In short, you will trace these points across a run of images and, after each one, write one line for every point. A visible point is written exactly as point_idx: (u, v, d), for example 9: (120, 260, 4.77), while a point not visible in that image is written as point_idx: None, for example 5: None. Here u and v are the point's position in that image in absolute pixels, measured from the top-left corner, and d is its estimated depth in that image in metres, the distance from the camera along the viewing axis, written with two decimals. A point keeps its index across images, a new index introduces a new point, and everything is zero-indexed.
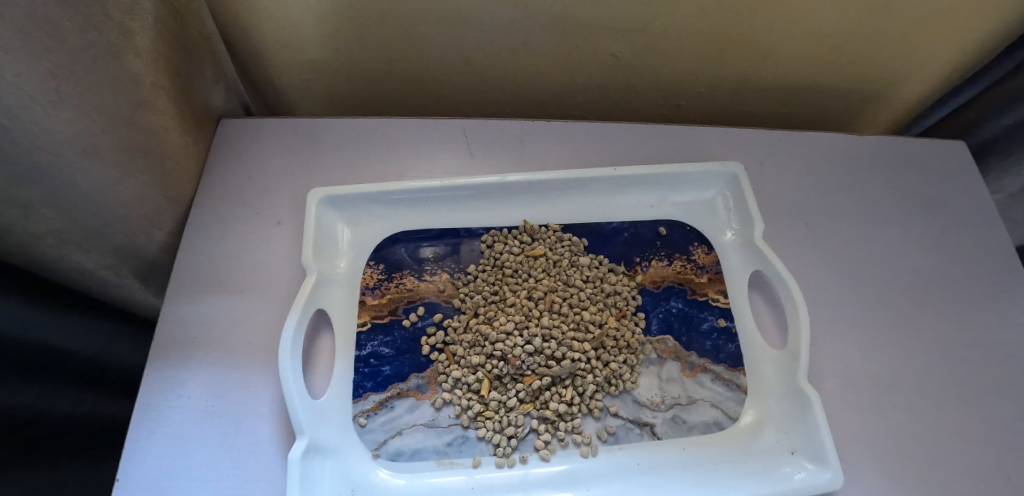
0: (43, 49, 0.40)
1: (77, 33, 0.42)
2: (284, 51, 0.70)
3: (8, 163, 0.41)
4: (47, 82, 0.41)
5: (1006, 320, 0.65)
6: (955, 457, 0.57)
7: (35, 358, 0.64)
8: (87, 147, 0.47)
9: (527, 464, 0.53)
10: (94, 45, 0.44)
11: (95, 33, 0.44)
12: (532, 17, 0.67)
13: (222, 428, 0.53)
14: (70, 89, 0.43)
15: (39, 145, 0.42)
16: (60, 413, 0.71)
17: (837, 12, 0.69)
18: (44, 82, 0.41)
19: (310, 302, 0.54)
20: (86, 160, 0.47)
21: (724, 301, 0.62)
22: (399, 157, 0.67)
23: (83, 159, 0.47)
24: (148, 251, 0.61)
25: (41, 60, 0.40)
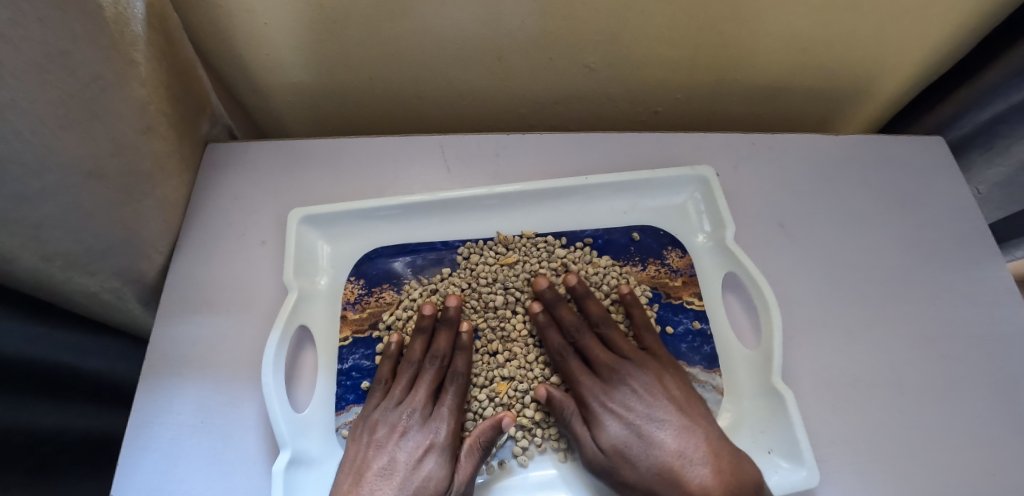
0: (55, 80, 0.42)
1: (87, 66, 0.45)
2: (268, 74, 0.72)
3: (22, 184, 0.43)
4: (57, 111, 0.43)
5: (985, 313, 0.66)
6: (934, 453, 0.57)
7: (37, 382, 0.66)
8: (91, 171, 0.49)
9: (505, 471, 0.55)
10: (101, 76, 0.46)
11: (103, 66, 0.46)
12: (506, 32, 0.69)
13: (210, 442, 0.55)
14: (78, 119, 0.45)
15: (51, 169, 0.45)
16: (66, 436, 0.73)
17: (808, 16, 0.70)
18: (55, 111, 0.43)
19: (292, 318, 0.56)
20: (91, 183, 0.49)
21: (699, 304, 0.63)
22: (379, 174, 0.69)
23: (87, 182, 0.49)
24: (149, 276, 0.63)
25: (53, 90, 0.42)
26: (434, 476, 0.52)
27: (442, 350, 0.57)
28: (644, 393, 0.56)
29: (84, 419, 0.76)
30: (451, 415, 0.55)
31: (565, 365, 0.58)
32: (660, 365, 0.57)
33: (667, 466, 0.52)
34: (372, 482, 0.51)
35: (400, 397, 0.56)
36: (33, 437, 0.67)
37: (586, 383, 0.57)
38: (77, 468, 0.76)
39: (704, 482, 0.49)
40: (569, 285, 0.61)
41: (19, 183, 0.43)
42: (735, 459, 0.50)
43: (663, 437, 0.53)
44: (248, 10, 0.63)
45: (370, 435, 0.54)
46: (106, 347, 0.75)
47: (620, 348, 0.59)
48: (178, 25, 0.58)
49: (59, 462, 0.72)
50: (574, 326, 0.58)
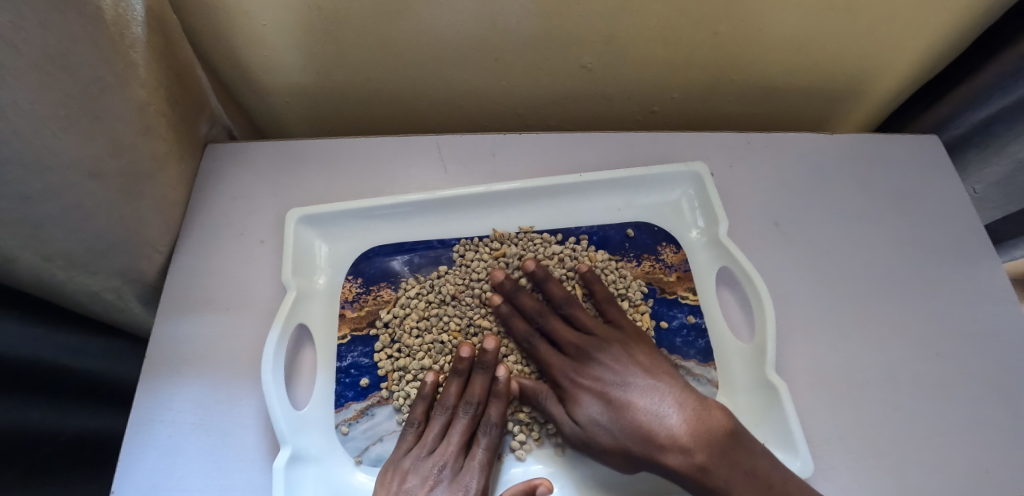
0: (56, 83, 0.43)
1: (86, 68, 0.45)
2: (266, 75, 0.73)
3: (23, 185, 0.44)
4: (58, 113, 0.44)
5: (979, 311, 0.67)
6: (928, 450, 0.58)
7: (39, 380, 0.67)
8: (91, 172, 0.49)
9: (505, 464, 0.57)
10: (101, 78, 0.47)
11: (103, 68, 0.47)
12: (502, 33, 0.69)
13: (211, 440, 0.55)
14: (78, 121, 0.46)
15: (52, 170, 0.45)
16: (66, 434, 0.74)
17: (802, 16, 0.70)
18: (55, 112, 0.43)
19: (290, 317, 0.57)
20: (91, 183, 0.50)
21: (693, 299, 0.63)
22: (376, 173, 0.70)
23: (88, 183, 0.49)
24: (149, 275, 0.64)
25: (54, 93, 0.43)
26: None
27: (476, 397, 0.56)
28: (616, 366, 0.57)
29: (84, 418, 0.77)
30: (480, 470, 0.53)
31: (533, 349, 0.59)
32: (625, 337, 0.59)
33: (640, 430, 0.52)
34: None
35: (431, 446, 0.55)
36: (34, 436, 0.68)
37: (557, 363, 0.58)
38: (78, 466, 0.76)
39: (676, 433, 0.51)
40: (528, 271, 0.60)
41: (21, 184, 0.43)
42: (702, 400, 0.53)
43: (639, 402, 0.54)
44: (246, 11, 0.64)
45: (399, 487, 0.52)
46: (107, 347, 0.75)
47: (583, 326, 0.60)
48: (177, 27, 0.59)
49: (60, 462, 0.73)
50: (536, 311, 0.59)
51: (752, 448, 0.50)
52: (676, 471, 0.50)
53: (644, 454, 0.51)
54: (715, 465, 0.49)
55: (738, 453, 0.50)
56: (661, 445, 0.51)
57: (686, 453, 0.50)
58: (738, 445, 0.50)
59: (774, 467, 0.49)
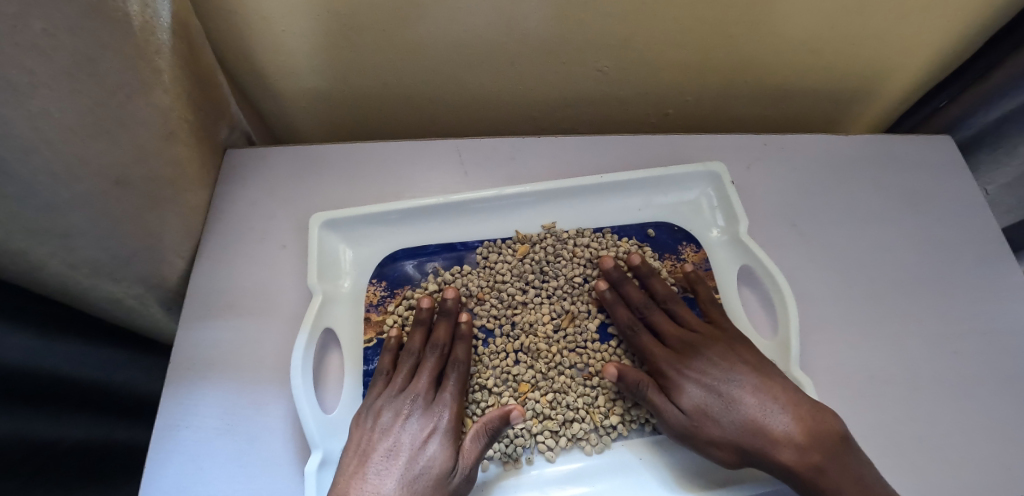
0: (87, 89, 0.43)
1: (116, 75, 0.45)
2: (285, 81, 0.73)
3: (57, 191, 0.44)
4: (89, 120, 0.44)
5: (998, 311, 0.67)
6: (953, 449, 0.58)
7: (50, 386, 0.67)
8: (119, 179, 0.49)
9: (533, 465, 0.55)
10: (129, 84, 0.47)
11: (131, 75, 0.47)
12: (519, 38, 0.70)
13: (237, 445, 0.55)
14: (110, 127, 0.46)
15: (82, 176, 0.45)
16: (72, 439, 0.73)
17: (817, 19, 0.71)
18: (86, 119, 0.44)
19: (317, 322, 0.57)
20: (119, 190, 0.50)
21: (715, 297, 0.64)
22: (396, 178, 0.70)
23: (116, 190, 0.50)
24: (171, 280, 0.63)
25: (85, 99, 0.43)
26: (438, 457, 0.51)
27: (441, 340, 0.58)
28: (721, 362, 0.56)
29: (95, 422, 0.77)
30: (451, 403, 0.55)
31: (635, 338, 0.59)
32: (729, 335, 0.58)
33: (750, 423, 0.51)
34: (377, 465, 0.51)
35: (403, 384, 0.56)
36: (38, 444, 0.67)
37: (659, 354, 0.58)
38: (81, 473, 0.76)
39: (790, 431, 0.50)
40: (632, 264, 0.63)
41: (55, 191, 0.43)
42: (814, 409, 0.51)
43: (747, 399, 0.53)
44: (267, 17, 0.64)
45: (374, 423, 0.53)
46: (119, 353, 0.75)
47: (687, 324, 0.60)
48: (201, 34, 0.59)
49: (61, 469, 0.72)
50: (642, 303, 0.60)
51: (860, 456, 0.49)
52: (789, 468, 0.49)
53: (754, 448, 0.50)
54: (828, 465, 0.48)
55: (846, 456, 0.49)
56: (775, 440, 0.50)
57: (800, 451, 0.49)
58: (849, 451, 0.49)
59: (875, 476, 0.49)
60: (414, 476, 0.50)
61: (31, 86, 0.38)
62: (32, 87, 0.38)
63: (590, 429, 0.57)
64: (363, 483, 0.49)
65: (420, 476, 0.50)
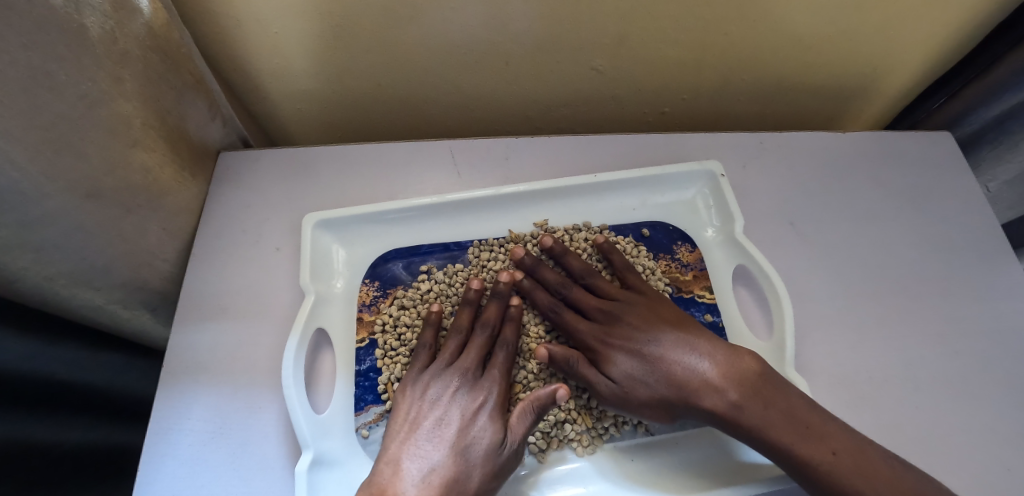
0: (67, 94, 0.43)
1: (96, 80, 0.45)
2: (278, 83, 0.73)
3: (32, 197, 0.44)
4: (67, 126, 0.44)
5: (998, 310, 0.66)
6: (950, 451, 0.57)
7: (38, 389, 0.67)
8: (103, 183, 0.49)
9: (524, 467, 0.55)
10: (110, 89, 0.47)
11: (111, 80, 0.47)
12: (510, 38, 0.70)
13: (230, 448, 0.55)
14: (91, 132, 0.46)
15: (63, 181, 0.45)
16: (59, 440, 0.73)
17: (811, 16, 0.70)
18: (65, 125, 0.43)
19: (309, 322, 0.57)
20: (103, 193, 0.50)
21: (710, 296, 0.63)
22: (389, 179, 0.70)
23: (100, 194, 0.49)
24: (157, 282, 0.63)
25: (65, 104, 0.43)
26: (488, 430, 0.52)
27: (491, 319, 0.58)
28: (642, 325, 0.57)
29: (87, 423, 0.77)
30: (499, 380, 0.55)
31: (560, 318, 0.59)
32: (645, 300, 0.59)
33: (674, 380, 0.53)
34: (426, 435, 0.52)
35: (450, 359, 0.57)
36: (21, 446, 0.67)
37: (585, 329, 0.58)
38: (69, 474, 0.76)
39: (708, 377, 0.52)
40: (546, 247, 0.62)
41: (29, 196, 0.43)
42: (731, 352, 0.53)
43: (670, 355, 0.54)
44: (257, 20, 0.64)
45: (422, 395, 0.54)
46: (112, 356, 0.75)
47: (607, 294, 0.61)
48: (186, 44, 0.57)
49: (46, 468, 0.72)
50: (558, 283, 0.61)
51: (788, 391, 0.50)
52: (713, 411, 0.51)
53: (681, 398, 0.52)
54: (748, 402, 0.50)
55: (769, 391, 0.50)
56: (697, 388, 0.52)
57: (720, 392, 0.51)
58: (768, 384, 0.51)
59: (819, 416, 0.49)
60: (463, 446, 0.51)
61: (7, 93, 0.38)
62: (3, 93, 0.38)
63: (583, 429, 0.56)
64: (415, 450, 0.50)
65: (470, 446, 0.51)
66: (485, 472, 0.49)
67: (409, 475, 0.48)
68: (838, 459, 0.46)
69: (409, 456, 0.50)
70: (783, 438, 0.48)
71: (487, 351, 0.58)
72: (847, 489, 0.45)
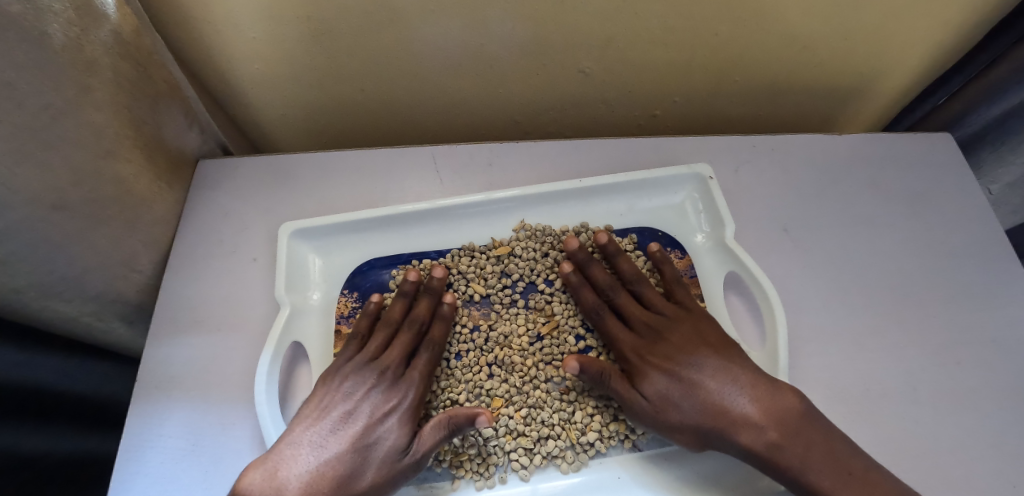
0: (20, 106, 0.41)
1: (57, 90, 0.43)
2: (259, 88, 0.72)
3: None
4: (23, 140, 0.42)
5: (1001, 318, 0.64)
6: (955, 467, 0.55)
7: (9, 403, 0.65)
8: (66, 195, 0.47)
9: (507, 485, 0.52)
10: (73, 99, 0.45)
11: (74, 89, 0.45)
12: (496, 41, 0.68)
13: (202, 466, 0.53)
14: (52, 144, 0.45)
15: (19, 197, 0.43)
16: (34, 453, 0.71)
17: (805, 15, 0.68)
18: (20, 139, 0.42)
19: (284, 336, 0.55)
20: (66, 207, 0.48)
21: (700, 305, 0.61)
22: (372, 186, 0.68)
23: (62, 207, 0.47)
24: (132, 294, 0.61)
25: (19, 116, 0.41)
26: (393, 433, 0.50)
27: (422, 316, 0.57)
28: (686, 346, 0.55)
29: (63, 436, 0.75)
30: (418, 383, 0.53)
31: (602, 322, 0.58)
32: (692, 318, 0.57)
33: (712, 410, 0.50)
34: (328, 427, 0.50)
35: (373, 355, 0.55)
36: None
37: (624, 338, 0.57)
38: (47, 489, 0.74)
39: (748, 413, 0.49)
40: (599, 244, 0.61)
41: None
42: (772, 386, 0.51)
43: (709, 383, 0.52)
44: (234, 25, 0.62)
45: (338, 387, 0.52)
46: (90, 368, 0.73)
47: (653, 306, 0.59)
48: (160, 50, 0.55)
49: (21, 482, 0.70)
50: (607, 285, 0.59)
51: (829, 431, 0.49)
52: (748, 450, 0.48)
53: (715, 430, 0.50)
54: (788, 444, 0.47)
55: (812, 434, 0.48)
56: (734, 421, 0.49)
57: (758, 430, 0.48)
58: (810, 428, 0.48)
59: (860, 462, 0.47)
60: (363, 445, 0.49)
61: None
62: None
63: (567, 446, 0.54)
64: (311, 438, 0.49)
65: (371, 446, 0.49)
66: (377, 477, 0.48)
67: (299, 463, 0.47)
68: None
69: (306, 443, 0.48)
70: (822, 484, 0.46)
71: (412, 350, 0.56)
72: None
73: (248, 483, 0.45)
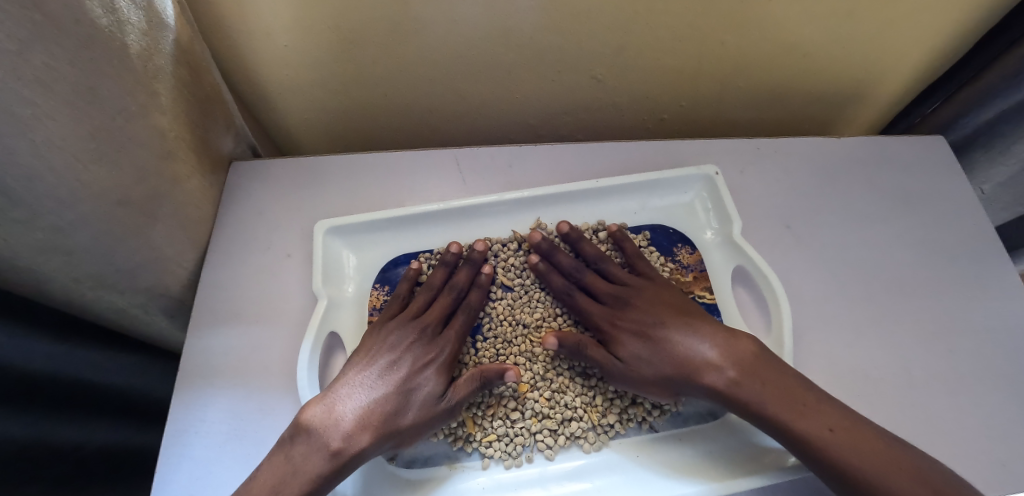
0: (94, 110, 0.44)
1: (125, 96, 0.47)
2: (288, 93, 0.75)
3: (63, 207, 0.45)
4: (93, 143, 0.45)
5: (993, 309, 0.68)
6: (949, 447, 0.59)
7: (54, 392, 0.68)
8: (125, 196, 0.51)
9: (534, 464, 0.56)
10: (137, 104, 0.49)
11: (138, 96, 0.48)
12: (515, 49, 0.72)
13: (245, 448, 0.57)
14: (116, 148, 0.48)
15: (88, 195, 0.47)
16: (71, 443, 0.74)
17: (807, 24, 0.72)
18: (91, 142, 0.45)
19: (322, 326, 0.59)
20: (124, 207, 0.51)
21: (710, 297, 0.65)
22: (398, 187, 0.72)
23: (121, 207, 0.51)
24: (175, 288, 0.65)
25: (91, 120, 0.44)
26: (431, 381, 0.55)
27: (461, 284, 0.62)
28: (648, 309, 0.60)
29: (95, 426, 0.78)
30: (453, 341, 0.59)
31: (573, 301, 0.63)
32: (654, 286, 0.62)
33: (678, 362, 0.56)
34: (376, 372, 0.55)
35: (415, 314, 0.61)
36: (41, 448, 0.68)
37: (596, 312, 0.62)
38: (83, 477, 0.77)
39: (709, 358, 0.54)
40: (563, 233, 0.65)
41: (61, 206, 0.45)
42: (730, 332, 0.56)
43: (673, 337, 0.57)
44: (269, 33, 0.66)
45: (385, 339, 0.58)
46: (126, 360, 0.77)
47: (617, 279, 0.64)
48: (207, 57, 0.59)
49: (62, 470, 0.73)
50: (573, 268, 0.64)
51: (784, 370, 0.53)
52: (714, 390, 0.53)
53: (683, 378, 0.55)
54: (746, 380, 0.52)
55: (766, 371, 0.53)
56: (699, 368, 0.54)
57: (720, 371, 0.53)
58: (766, 363, 0.53)
59: (815, 395, 0.51)
60: (406, 389, 0.55)
61: (38, 118, 0.40)
62: (38, 114, 0.40)
63: (589, 428, 0.58)
64: (362, 379, 0.54)
65: (412, 391, 0.55)
66: (418, 416, 0.53)
67: (354, 400, 0.52)
68: (835, 436, 0.48)
69: (359, 385, 0.54)
70: (782, 414, 0.50)
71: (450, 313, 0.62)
72: (852, 464, 0.47)
73: (311, 417, 0.50)
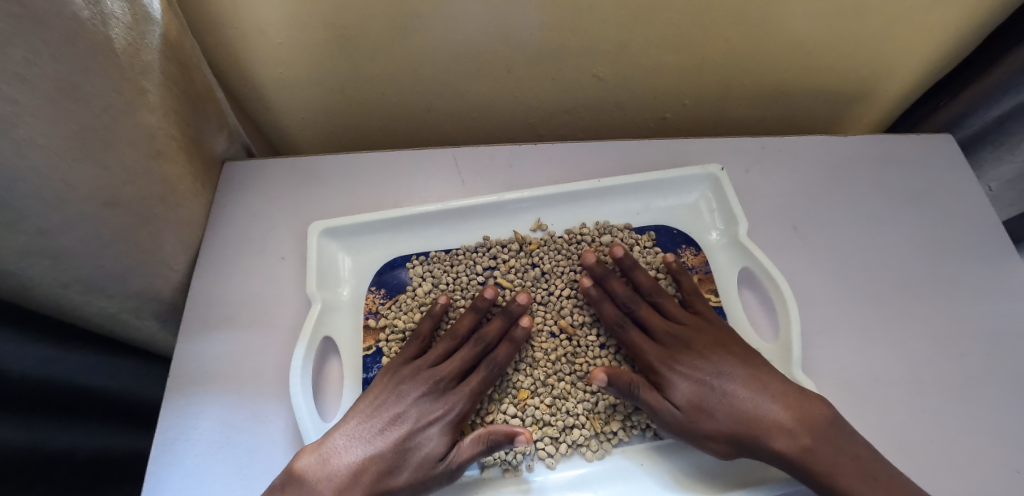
0: (78, 108, 0.43)
1: (111, 93, 0.45)
2: (283, 92, 0.74)
3: (46, 209, 0.44)
4: (77, 142, 0.43)
5: (1004, 310, 0.66)
6: (962, 452, 0.57)
7: (42, 399, 0.66)
8: (112, 198, 0.49)
9: (534, 472, 0.54)
10: (124, 101, 0.47)
11: (125, 93, 0.47)
12: (514, 46, 0.70)
13: (236, 457, 0.55)
14: (103, 147, 0.46)
15: (73, 196, 0.45)
16: (62, 450, 0.72)
17: (813, 20, 0.71)
18: (75, 141, 0.43)
19: (316, 331, 0.57)
20: (111, 208, 0.49)
21: (716, 300, 0.63)
22: (395, 187, 0.70)
23: (108, 208, 0.49)
24: (167, 293, 0.63)
25: (75, 118, 0.43)
26: (433, 440, 0.52)
27: (489, 337, 0.58)
28: (709, 353, 0.56)
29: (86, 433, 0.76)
30: (466, 399, 0.54)
31: (626, 335, 0.59)
32: (715, 329, 0.59)
33: (744, 419, 0.52)
34: (377, 425, 0.53)
35: (431, 363, 0.57)
36: (30, 455, 0.66)
37: (649, 349, 0.58)
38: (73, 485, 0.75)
39: (780, 419, 0.51)
40: (616, 257, 0.62)
41: (44, 208, 0.43)
42: (802, 392, 0.53)
43: (738, 392, 0.53)
44: (262, 30, 0.64)
45: (395, 388, 0.55)
46: (118, 365, 0.75)
47: (675, 316, 0.60)
48: (197, 55, 0.57)
49: (51, 478, 0.71)
50: (628, 298, 0.60)
51: (851, 436, 0.51)
52: (782, 455, 0.50)
53: (747, 436, 0.51)
54: (819, 446, 0.49)
55: (837, 439, 0.50)
56: (768, 428, 0.51)
57: (791, 435, 0.50)
58: (839, 431, 0.50)
59: (883, 466, 0.49)
60: (405, 447, 0.52)
61: (19, 116, 0.38)
62: (19, 112, 0.38)
63: (590, 436, 0.56)
64: (361, 433, 0.52)
65: (411, 450, 0.52)
66: (412, 478, 0.50)
67: (349, 454, 0.50)
68: None
69: (355, 438, 0.51)
70: (853, 486, 0.47)
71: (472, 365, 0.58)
72: None
73: (302, 467, 0.49)
